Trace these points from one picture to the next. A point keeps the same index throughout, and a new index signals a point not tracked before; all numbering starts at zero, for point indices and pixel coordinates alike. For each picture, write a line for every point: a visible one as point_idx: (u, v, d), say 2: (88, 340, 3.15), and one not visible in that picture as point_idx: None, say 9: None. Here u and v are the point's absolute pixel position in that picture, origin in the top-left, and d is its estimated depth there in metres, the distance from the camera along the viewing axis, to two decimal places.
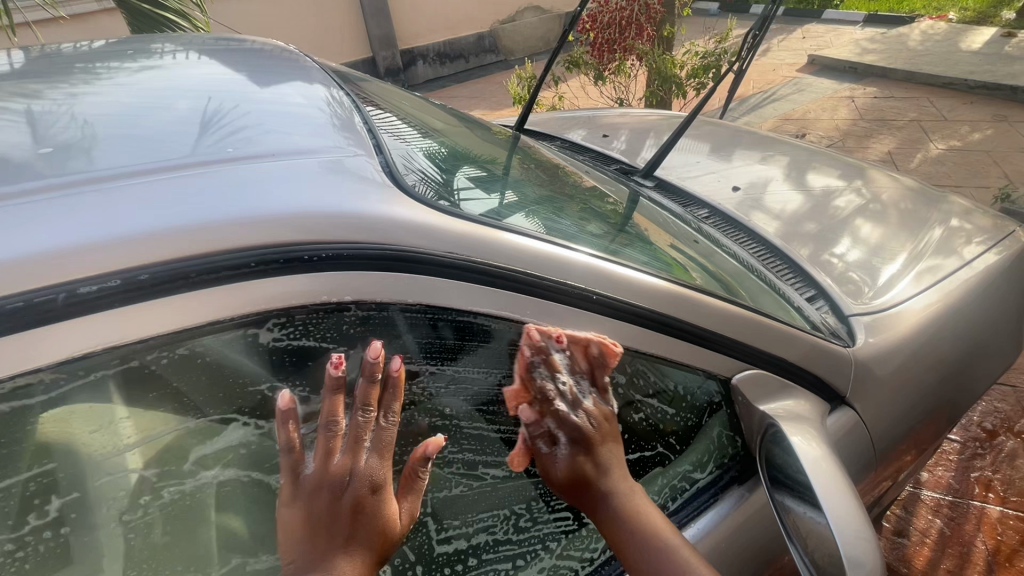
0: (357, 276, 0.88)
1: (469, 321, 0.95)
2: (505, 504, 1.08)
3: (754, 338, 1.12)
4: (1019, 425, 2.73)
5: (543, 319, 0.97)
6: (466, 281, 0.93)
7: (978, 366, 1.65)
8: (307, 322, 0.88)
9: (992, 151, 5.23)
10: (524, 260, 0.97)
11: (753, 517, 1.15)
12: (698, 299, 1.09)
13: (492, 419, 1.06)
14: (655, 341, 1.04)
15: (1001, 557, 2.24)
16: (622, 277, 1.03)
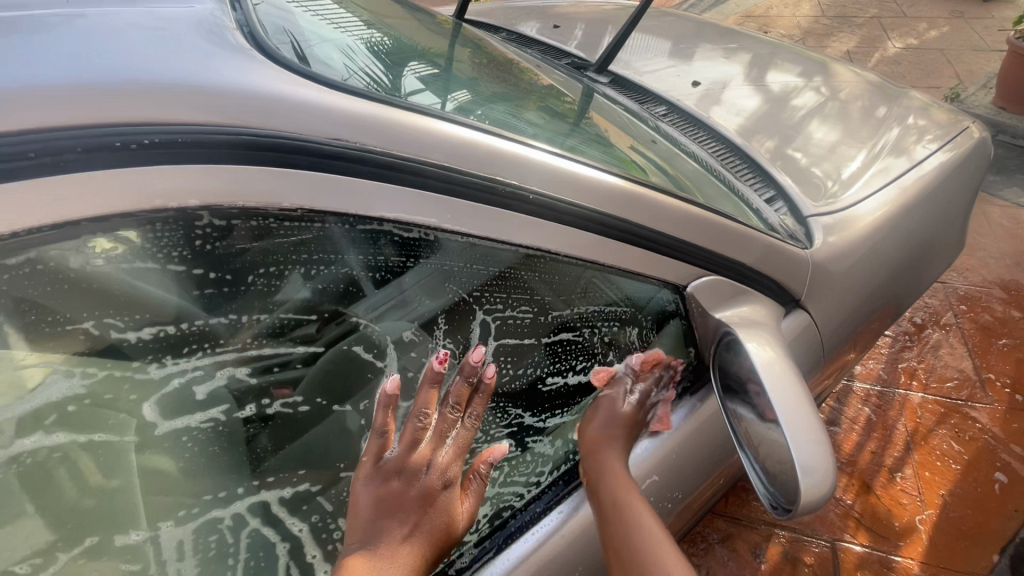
0: (209, 172, 0.66)
1: (375, 229, 0.78)
2: None
3: (707, 240, 1.03)
4: (945, 319, 2.91)
5: (477, 225, 0.83)
6: (380, 180, 0.75)
7: (923, 263, 1.65)
8: (150, 241, 0.67)
9: (947, 49, 5.16)
10: (442, 151, 0.80)
11: (705, 425, 1.15)
12: (648, 197, 0.97)
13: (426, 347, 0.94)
14: (598, 246, 0.92)
15: (917, 437, 2.45)
16: (568, 173, 0.89)
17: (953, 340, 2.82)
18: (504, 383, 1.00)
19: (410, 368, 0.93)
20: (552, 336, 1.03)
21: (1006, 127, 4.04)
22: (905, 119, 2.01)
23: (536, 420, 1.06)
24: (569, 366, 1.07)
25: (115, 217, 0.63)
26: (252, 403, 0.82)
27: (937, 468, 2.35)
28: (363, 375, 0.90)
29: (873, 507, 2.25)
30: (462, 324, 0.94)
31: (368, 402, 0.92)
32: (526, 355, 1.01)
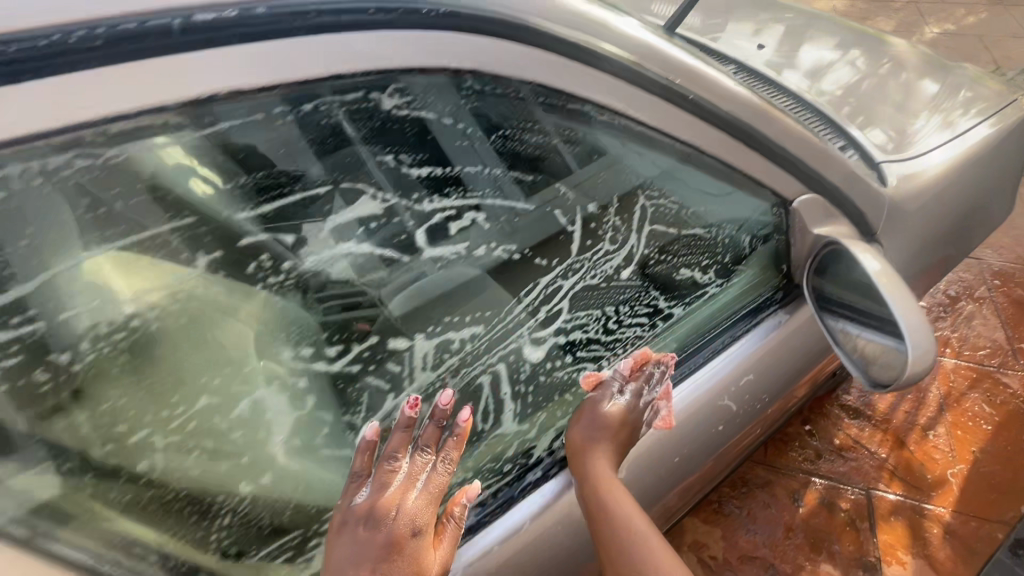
0: (468, 44, 0.80)
1: (578, 108, 0.94)
2: (597, 307, 1.08)
3: (817, 161, 1.12)
4: (979, 292, 2.99)
5: (617, 104, 0.94)
6: (549, 56, 0.86)
7: (976, 218, 1.75)
8: (422, 91, 0.83)
9: (985, 35, 5.14)
10: (636, 49, 0.92)
11: (792, 337, 1.18)
12: (774, 116, 1.07)
13: (595, 228, 1.08)
14: (733, 150, 1.04)
15: (951, 399, 2.56)
16: (698, 74, 0.99)
17: (987, 312, 2.90)
18: (652, 266, 1.12)
19: (588, 238, 1.07)
20: (690, 230, 1.15)
21: None
22: (958, 87, 2.09)
23: (669, 305, 1.14)
24: (698, 262, 1.15)
25: (404, 71, 0.78)
26: (483, 244, 1.02)
27: (969, 428, 2.47)
28: (558, 240, 1.05)
29: (907, 461, 2.37)
30: (628, 204, 1.09)
31: (552, 263, 1.05)
32: (667, 243, 1.14)
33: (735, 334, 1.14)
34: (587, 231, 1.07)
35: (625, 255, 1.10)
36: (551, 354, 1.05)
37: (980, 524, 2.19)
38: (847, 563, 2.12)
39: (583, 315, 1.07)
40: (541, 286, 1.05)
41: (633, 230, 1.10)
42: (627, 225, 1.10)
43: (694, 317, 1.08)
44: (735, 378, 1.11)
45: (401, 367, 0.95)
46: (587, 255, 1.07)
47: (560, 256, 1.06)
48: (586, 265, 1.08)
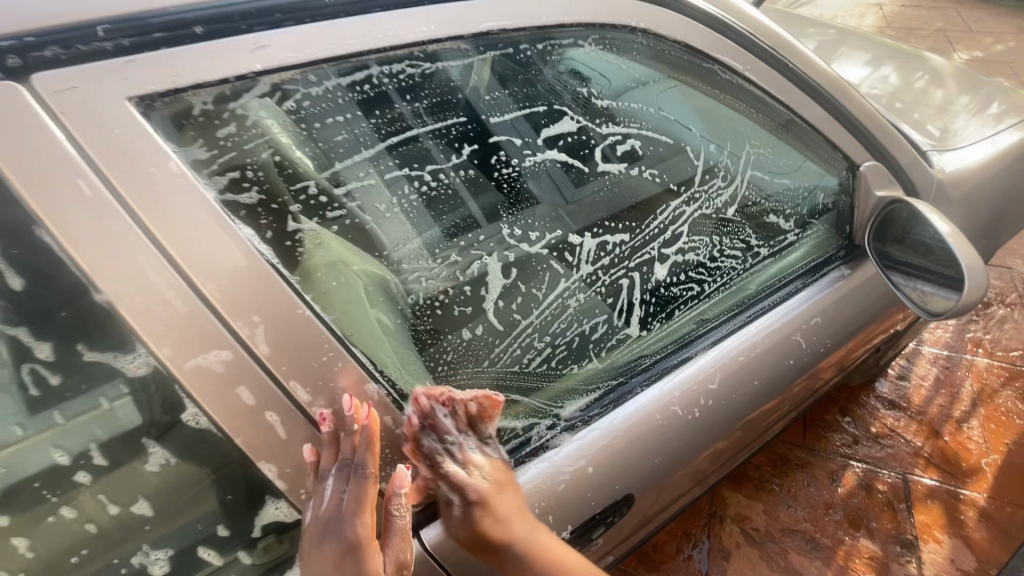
0: (636, 9, 1.00)
1: (703, 65, 1.11)
2: (710, 236, 1.15)
3: (885, 137, 1.32)
4: (1010, 298, 3.11)
5: (724, 61, 1.12)
6: (679, 17, 1.05)
7: (1009, 211, 1.93)
8: (609, 41, 1.00)
9: (1012, 62, 5.32)
10: (747, 21, 1.14)
11: (851, 290, 1.32)
12: (852, 95, 1.27)
13: (711, 171, 1.15)
14: (820, 115, 1.23)
15: (984, 395, 2.68)
16: (791, 48, 1.20)
17: (1018, 317, 3.02)
18: (754, 208, 1.21)
19: (706, 173, 1.15)
20: (778, 180, 1.25)
21: None
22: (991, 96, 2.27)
23: (761, 247, 1.24)
24: (783, 213, 1.26)
25: (589, 28, 0.97)
26: (636, 167, 1.08)
27: (1002, 421, 2.57)
28: (681, 171, 1.13)
29: (943, 450, 2.48)
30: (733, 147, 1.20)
31: (682, 188, 1.12)
32: (767, 190, 1.23)
33: (814, 277, 1.29)
34: (704, 167, 1.15)
35: (732, 194, 1.18)
36: (672, 272, 1.10)
37: (1014, 509, 2.29)
38: (885, 539, 2.22)
39: (702, 241, 1.13)
40: (676, 205, 1.10)
41: (741, 169, 1.19)
42: (733, 168, 1.18)
43: (773, 267, 1.25)
44: (808, 316, 1.24)
45: (572, 257, 0.99)
46: (705, 185, 1.14)
47: (687, 187, 1.12)
48: (705, 194, 1.14)
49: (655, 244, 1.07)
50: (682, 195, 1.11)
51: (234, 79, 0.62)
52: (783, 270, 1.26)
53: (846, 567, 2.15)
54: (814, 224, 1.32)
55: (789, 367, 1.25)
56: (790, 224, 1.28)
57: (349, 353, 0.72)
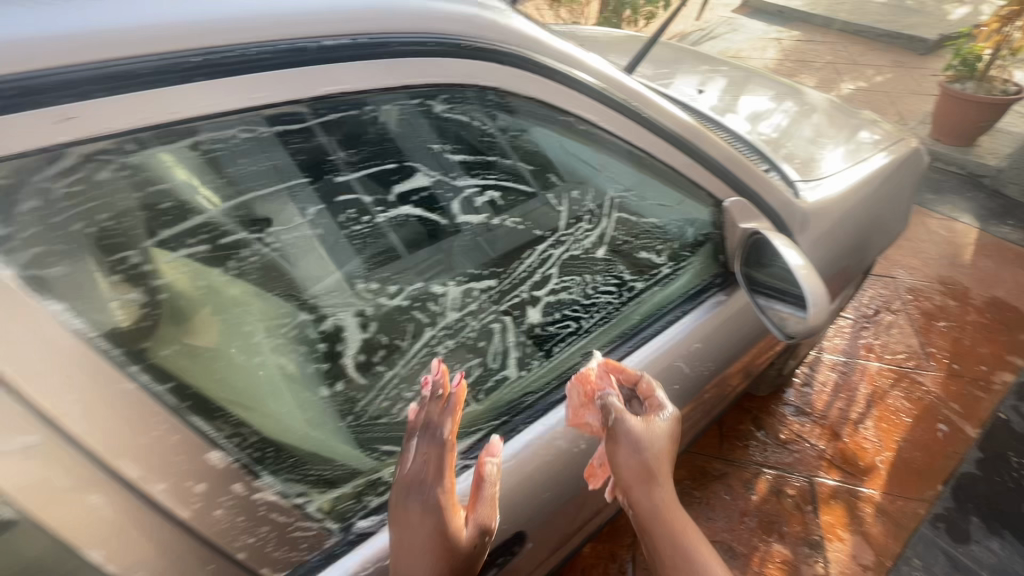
0: (496, 67, 0.98)
1: (565, 120, 1.13)
2: (580, 274, 1.22)
3: (742, 173, 1.42)
4: (895, 306, 3.43)
5: (601, 124, 1.17)
6: (559, 80, 1.08)
7: (873, 232, 2.14)
8: (467, 97, 0.98)
9: (890, 92, 5.96)
10: (601, 78, 1.16)
11: (728, 315, 1.43)
12: (705, 135, 1.36)
13: (575, 216, 1.22)
14: (682, 160, 1.30)
15: (876, 397, 2.91)
16: (662, 107, 1.28)
17: (903, 322, 3.33)
18: (625, 246, 1.29)
19: (570, 217, 1.22)
20: (648, 220, 1.35)
21: (940, 155, 4.66)
22: (861, 130, 2.53)
23: (638, 282, 1.32)
24: (655, 248, 1.35)
25: (451, 87, 0.94)
26: (498, 217, 1.13)
27: (893, 420, 2.81)
28: (548, 217, 1.19)
29: (843, 451, 2.68)
30: (597, 192, 1.26)
31: (547, 232, 1.19)
32: (636, 229, 1.32)
33: (692, 306, 1.39)
34: (571, 211, 1.22)
35: (599, 235, 1.25)
36: (546, 312, 1.16)
37: (906, 502, 2.48)
38: (795, 542, 2.35)
39: (574, 281, 1.20)
40: (542, 251, 1.17)
41: (607, 213, 1.27)
42: (598, 209, 1.26)
43: (652, 299, 1.33)
44: (689, 342, 1.32)
45: (437, 307, 1.03)
46: (569, 228, 1.21)
47: (554, 231, 1.19)
48: (571, 237, 1.21)
49: (523, 287, 1.14)
50: (548, 240, 1.18)
51: (39, 152, 0.60)
52: (658, 303, 1.34)
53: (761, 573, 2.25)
54: (690, 257, 1.42)
55: (675, 391, 1.32)
56: (662, 260, 1.36)
57: (185, 423, 0.73)
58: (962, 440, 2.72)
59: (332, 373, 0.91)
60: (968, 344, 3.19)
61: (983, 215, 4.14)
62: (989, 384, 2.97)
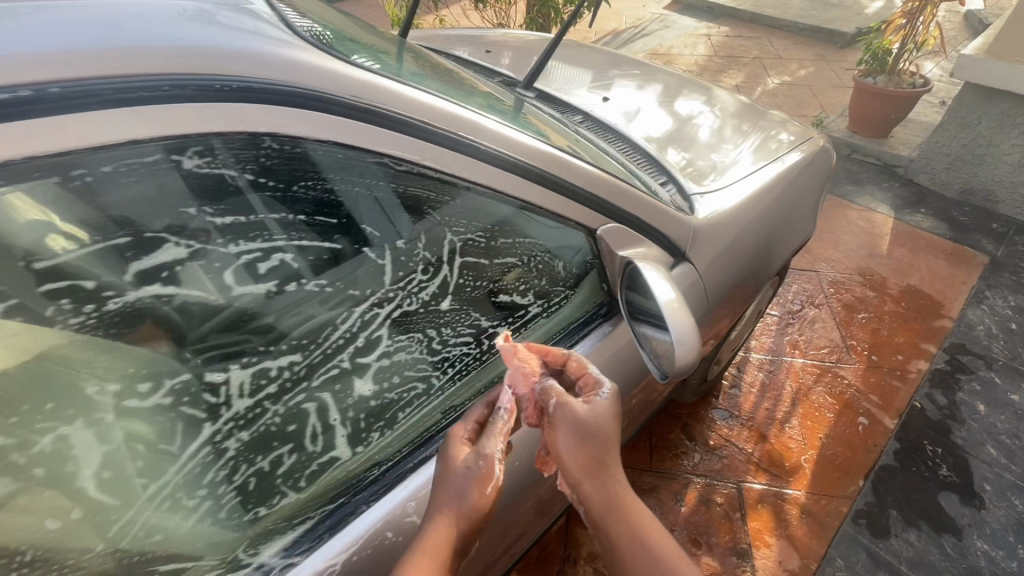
0: (275, 111, 0.81)
1: (395, 168, 0.97)
2: (421, 330, 1.13)
3: (620, 200, 1.33)
4: (818, 300, 3.49)
5: (440, 167, 1.01)
6: (372, 118, 0.91)
7: (779, 237, 2.12)
8: (237, 146, 0.80)
9: (812, 86, 6.12)
10: (437, 114, 1.00)
11: (613, 348, 1.38)
12: (575, 164, 1.25)
13: (407, 265, 1.08)
14: (551, 198, 1.18)
15: (801, 394, 2.94)
16: (515, 140, 1.15)
17: (825, 316, 3.39)
18: (469, 295, 1.19)
19: (401, 269, 1.07)
20: (501, 258, 1.23)
21: (858, 147, 4.80)
22: (778, 133, 2.48)
23: (490, 327, 1.25)
24: (513, 288, 1.27)
25: (211, 135, 0.77)
26: (294, 282, 0.95)
27: (817, 417, 2.84)
28: (373, 276, 1.04)
29: (769, 453, 2.68)
30: (433, 234, 1.10)
31: (371, 291, 1.04)
32: (485, 273, 1.21)
33: (565, 348, 1.32)
34: (404, 260, 1.07)
35: (441, 284, 1.13)
36: (377, 380, 1.07)
37: (829, 501, 2.51)
38: (723, 553, 2.32)
39: (409, 341, 1.11)
40: (363, 313, 1.03)
41: (444, 260, 1.13)
42: (436, 258, 1.12)
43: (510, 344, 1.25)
44: None
45: (218, 398, 0.89)
46: (399, 283, 1.07)
47: (381, 288, 1.05)
48: (405, 292, 1.08)
49: (342, 358, 1.02)
50: (372, 298, 1.04)
51: None
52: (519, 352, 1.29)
53: None
54: (570, 292, 1.37)
55: None
56: (524, 301, 1.28)
57: None
58: (882, 431, 2.77)
59: (101, 480, 0.80)
60: (885, 334, 3.27)
61: (897, 205, 4.29)
62: (905, 373, 3.04)
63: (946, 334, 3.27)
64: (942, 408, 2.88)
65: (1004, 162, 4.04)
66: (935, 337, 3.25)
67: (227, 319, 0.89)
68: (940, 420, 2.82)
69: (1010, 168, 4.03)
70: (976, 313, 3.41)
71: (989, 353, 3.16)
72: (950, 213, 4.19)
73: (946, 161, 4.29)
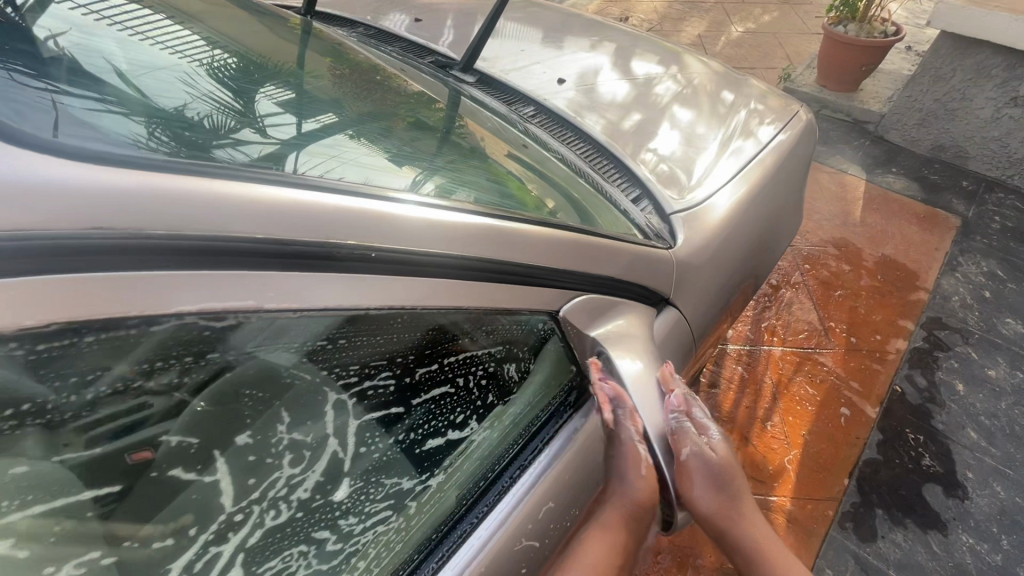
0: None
1: (208, 330, 0.63)
2: (301, 537, 0.78)
3: (579, 265, 1.01)
4: (794, 278, 3.29)
5: (304, 300, 0.68)
6: (187, 256, 0.59)
7: (771, 238, 1.83)
8: None
9: (777, 33, 5.75)
10: (292, 220, 0.67)
11: (592, 444, 1.04)
12: (516, 232, 0.91)
13: (266, 462, 0.75)
14: (480, 292, 0.86)
15: (782, 387, 2.77)
16: (424, 224, 0.80)
17: (802, 297, 3.20)
18: (373, 462, 0.85)
19: (253, 473, 0.74)
20: (425, 395, 0.89)
21: (827, 103, 4.54)
22: (749, 99, 2.07)
23: (416, 483, 0.89)
24: (448, 421, 0.93)
25: None
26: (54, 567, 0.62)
27: (799, 411, 2.68)
28: (205, 506, 0.71)
29: (752, 456, 2.50)
30: (305, 409, 0.77)
31: (203, 528, 0.71)
32: (398, 426, 0.87)
33: (523, 464, 0.98)
34: (256, 460, 0.74)
35: (325, 467, 0.80)
36: None
37: (815, 505, 2.37)
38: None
39: (286, 559, 0.77)
40: (192, 561, 0.71)
41: (329, 433, 0.80)
42: (314, 435, 0.79)
43: (450, 495, 0.91)
44: (535, 512, 0.94)
45: None
46: (257, 499, 0.74)
47: (227, 511, 0.72)
48: (262, 503, 0.75)
49: None
50: (205, 537, 0.71)
51: None
52: (466, 492, 0.93)
53: None
54: (520, 385, 1.02)
55: None
56: (461, 424, 0.94)
57: None
58: (864, 422, 2.66)
59: None
60: (863, 313, 3.12)
61: (869, 165, 4.08)
62: (884, 355, 2.92)
63: (922, 308, 3.16)
64: (922, 390, 2.79)
65: (976, 117, 3.87)
66: (912, 312, 3.14)
67: (184, 391, 0.66)
68: (920, 404, 2.73)
69: (982, 123, 3.87)
70: (951, 282, 3.30)
71: (965, 327, 3.08)
72: (922, 171, 4.03)
73: (918, 117, 4.10)
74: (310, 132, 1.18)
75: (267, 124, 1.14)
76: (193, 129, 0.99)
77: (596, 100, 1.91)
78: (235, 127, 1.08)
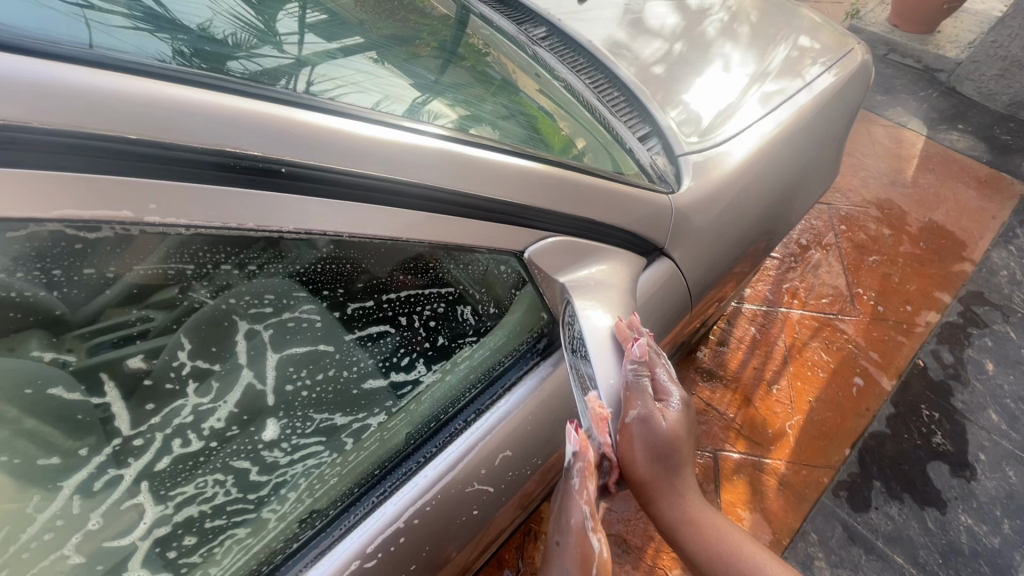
0: None
1: (136, 235, 0.58)
2: (222, 466, 0.76)
3: (556, 202, 0.91)
4: (827, 239, 3.07)
5: (197, 214, 0.58)
6: (28, 152, 0.49)
7: (797, 193, 1.67)
8: None
9: None
10: (212, 125, 0.57)
11: (559, 396, 1.01)
12: (486, 160, 0.82)
13: (168, 389, 0.70)
14: (440, 226, 0.77)
15: (794, 350, 2.66)
16: (360, 140, 0.68)
17: (832, 260, 2.99)
18: (303, 398, 0.81)
19: (152, 399, 0.70)
20: (360, 330, 0.84)
21: (897, 45, 4.04)
22: (799, 32, 1.83)
23: (353, 420, 0.86)
24: (391, 363, 0.89)
25: None
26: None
27: (808, 377, 2.58)
28: (101, 428, 0.67)
29: (751, 418, 2.45)
30: (213, 335, 0.73)
31: (97, 449, 0.67)
32: (332, 362, 0.82)
33: (479, 409, 0.94)
34: (155, 385, 0.69)
35: (242, 399, 0.76)
36: (160, 549, 0.72)
37: (810, 471, 2.32)
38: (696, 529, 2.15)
39: (200, 485, 0.74)
40: (87, 482, 0.66)
41: (242, 363, 0.76)
42: (228, 366, 0.75)
43: (397, 433, 0.88)
44: (483, 464, 0.92)
45: None
46: (159, 424, 0.70)
47: (129, 436, 0.68)
48: (166, 430, 0.71)
49: (72, 543, 0.66)
50: (99, 459, 0.67)
51: None
52: (411, 434, 0.89)
53: (654, 567, 1.92)
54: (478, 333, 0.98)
55: (474, 516, 0.95)
56: (404, 366, 0.90)
57: None
58: (877, 393, 2.55)
59: None
60: (897, 281, 2.91)
61: (933, 119, 3.67)
62: (912, 328, 2.74)
63: (964, 281, 2.93)
64: (947, 367, 2.64)
65: None
66: (951, 284, 2.91)
67: (181, 309, 0.69)
68: (941, 381, 2.60)
69: None
70: (1002, 255, 3.03)
71: (1008, 305, 2.86)
72: (992, 129, 3.61)
73: (1000, 66, 3.63)
74: (331, 51, 1.12)
75: (286, 40, 1.09)
76: (212, 44, 0.96)
77: (628, 29, 1.71)
78: (258, 44, 1.03)
